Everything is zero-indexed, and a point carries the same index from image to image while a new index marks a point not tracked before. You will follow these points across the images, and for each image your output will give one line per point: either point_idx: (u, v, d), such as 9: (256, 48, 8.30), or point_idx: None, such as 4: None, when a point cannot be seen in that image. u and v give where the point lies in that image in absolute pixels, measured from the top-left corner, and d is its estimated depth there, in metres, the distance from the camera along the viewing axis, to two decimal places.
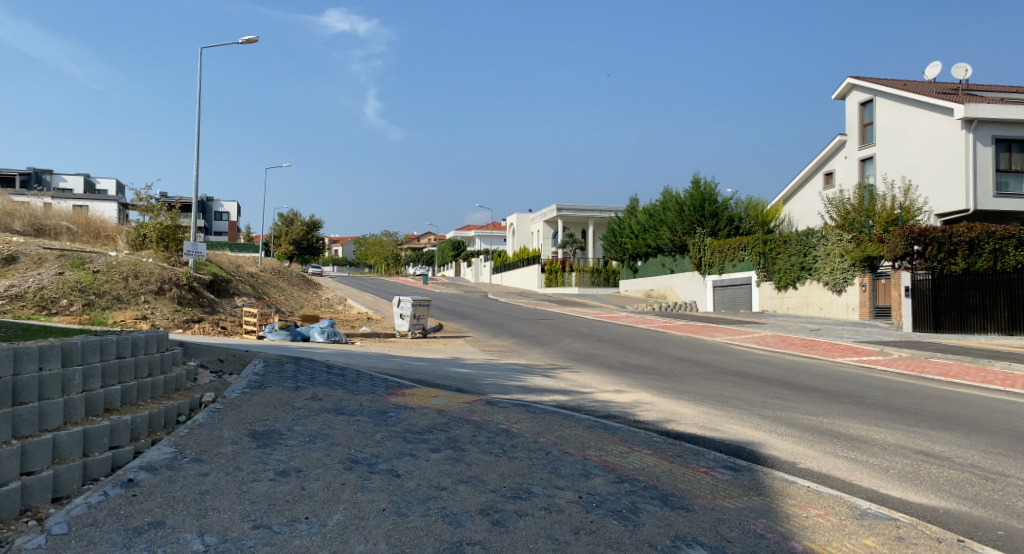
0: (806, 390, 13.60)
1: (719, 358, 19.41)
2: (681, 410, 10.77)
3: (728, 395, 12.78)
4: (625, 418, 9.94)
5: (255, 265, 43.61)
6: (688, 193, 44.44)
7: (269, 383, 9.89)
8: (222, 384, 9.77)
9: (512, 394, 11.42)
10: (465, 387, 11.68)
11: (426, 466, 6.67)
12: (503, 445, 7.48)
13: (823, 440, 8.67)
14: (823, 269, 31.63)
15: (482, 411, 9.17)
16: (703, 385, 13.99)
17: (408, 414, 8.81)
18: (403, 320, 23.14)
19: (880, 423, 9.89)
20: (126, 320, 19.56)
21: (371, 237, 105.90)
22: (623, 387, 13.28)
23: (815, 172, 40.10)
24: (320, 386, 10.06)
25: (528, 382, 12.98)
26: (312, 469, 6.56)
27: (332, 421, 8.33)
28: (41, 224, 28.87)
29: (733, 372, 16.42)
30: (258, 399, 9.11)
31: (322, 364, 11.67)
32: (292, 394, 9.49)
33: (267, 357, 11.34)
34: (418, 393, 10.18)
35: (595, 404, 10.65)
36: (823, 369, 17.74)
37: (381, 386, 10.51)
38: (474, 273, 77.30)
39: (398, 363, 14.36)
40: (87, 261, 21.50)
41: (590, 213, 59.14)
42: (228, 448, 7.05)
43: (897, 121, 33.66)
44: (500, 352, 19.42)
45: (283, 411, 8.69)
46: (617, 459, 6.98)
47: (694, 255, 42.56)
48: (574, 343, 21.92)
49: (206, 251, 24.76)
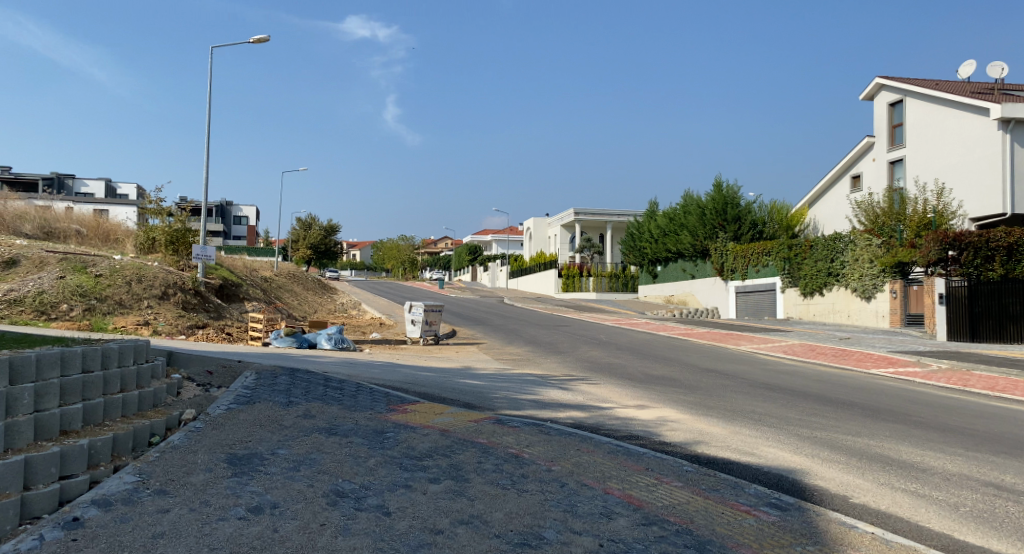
0: (844, 406, 12.56)
1: (745, 369, 18.39)
2: (711, 431, 9.80)
3: (760, 412, 11.77)
4: (649, 439, 9.00)
5: (270, 269, 42.98)
6: (710, 196, 43.32)
7: (258, 399, 9.03)
8: (208, 399, 8.93)
9: (524, 410, 10.51)
10: (473, 402, 10.78)
11: (423, 502, 5.78)
12: (511, 475, 6.57)
13: (875, 467, 7.67)
14: (851, 275, 30.49)
15: (490, 431, 8.28)
16: (732, 399, 12.98)
17: (407, 435, 7.94)
18: (414, 326, 22.32)
19: (933, 447, 8.88)
20: (127, 326, 18.82)
21: (389, 242, 105.38)
22: (645, 401, 12.33)
23: (842, 174, 38.88)
24: (315, 401, 9.20)
25: (542, 396, 12.09)
26: (290, 504, 5.68)
27: (324, 443, 7.48)
28: (51, 226, 28.35)
29: (763, 384, 15.39)
30: (244, 418, 8.24)
31: (321, 376, 10.83)
32: (282, 412, 8.61)
33: (260, 368, 10.49)
34: (421, 410, 9.30)
35: (616, 424, 9.74)
36: (858, 381, 16.67)
37: (381, 401, 9.65)
38: (490, 278, 76.45)
39: (404, 373, 13.51)
40: (90, 265, 20.80)
41: (608, 217, 58.10)
42: (198, 478, 6.19)
43: (929, 122, 32.42)
44: (514, 361, 18.51)
45: (269, 432, 7.82)
46: (643, 494, 6.05)
47: (716, 260, 41.47)
48: (593, 352, 20.94)
49: (215, 255, 24.06)
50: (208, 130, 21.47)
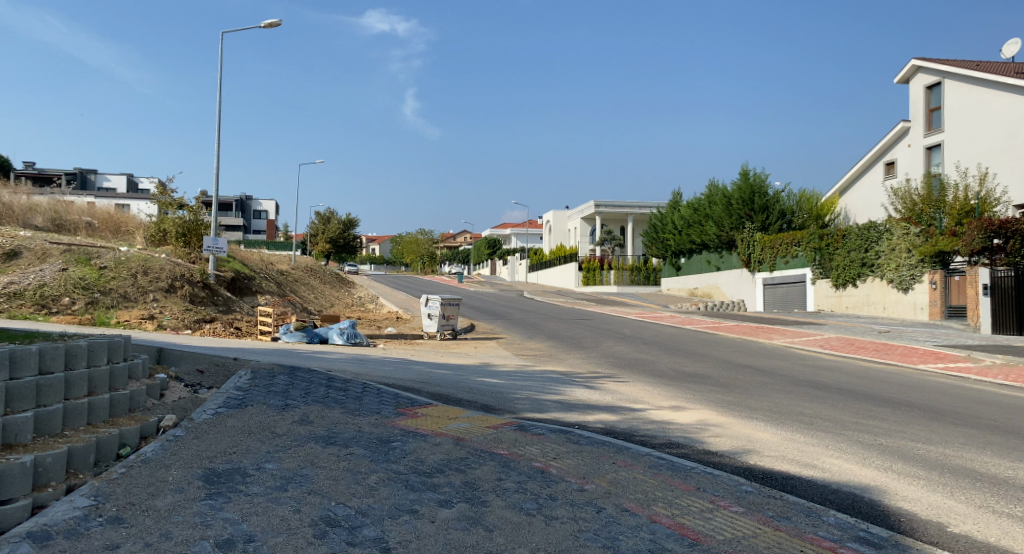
0: (902, 407, 11.48)
1: (783, 365, 17.26)
2: (762, 438, 8.74)
3: (812, 414, 10.65)
4: (694, 449, 7.94)
5: (287, 263, 42.23)
6: (736, 185, 41.68)
7: (250, 402, 8.02)
8: (196, 401, 7.93)
9: (548, 413, 9.47)
10: (492, 404, 9.74)
11: (430, 535, 4.82)
12: (538, 497, 5.56)
13: (962, 487, 6.63)
14: (887, 265, 29.12)
15: (511, 439, 7.23)
16: (776, 400, 11.85)
17: (416, 445, 6.91)
18: (430, 320, 21.35)
19: (1020, 458, 7.86)
20: (131, 320, 17.90)
21: (408, 236, 104.60)
22: (681, 401, 11.25)
23: (876, 161, 37.45)
24: (315, 405, 8.20)
25: (569, 396, 11.07)
26: (268, 536, 4.69)
27: (320, 455, 6.48)
28: (61, 218, 27.56)
29: (806, 382, 14.28)
30: (232, 425, 7.23)
31: (323, 374, 9.77)
32: (276, 417, 7.60)
33: (256, 367, 9.47)
34: (432, 414, 8.26)
35: (654, 430, 8.74)
36: (910, 378, 15.52)
37: (389, 403, 8.61)
38: (510, 271, 75.36)
39: (418, 371, 12.50)
40: (94, 256, 19.91)
41: (630, 209, 56.66)
42: (165, 499, 5.20)
43: (970, 104, 30.91)
44: (535, 357, 17.44)
45: (258, 442, 6.81)
46: (698, 524, 5.09)
47: (743, 251, 40.09)
48: (618, 347, 19.86)
49: (226, 247, 23.12)
50: (219, 117, 20.59)
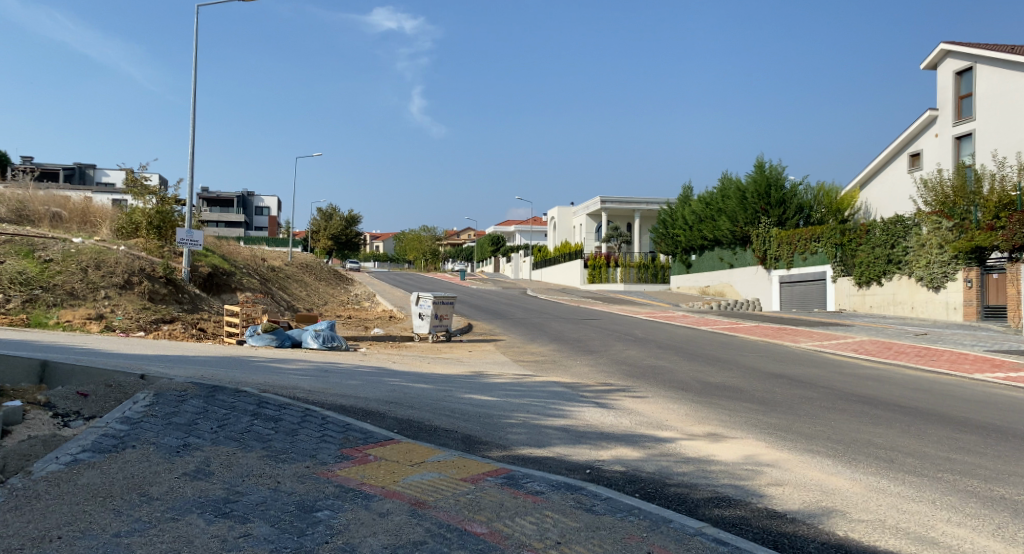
0: (990, 434, 9.17)
1: (822, 374, 14.93)
2: (841, 489, 6.39)
3: (887, 446, 8.32)
4: (755, 512, 5.62)
5: (281, 259, 40.03)
6: (751, 177, 39.15)
7: (132, 444, 5.69)
8: (52, 441, 5.61)
9: (550, 449, 7.13)
10: (478, 435, 7.43)
11: None
12: None
13: None
14: (915, 262, 26.70)
15: (495, 503, 4.95)
16: (833, 425, 9.47)
17: (350, 519, 4.60)
18: (422, 321, 19.03)
19: None
20: (73, 321, 15.67)
21: (410, 232, 102.13)
22: (718, 427, 8.90)
23: (900, 152, 34.90)
24: (225, 446, 5.89)
25: (579, 420, 8.77)
26: None
27: (197, 539, 4.20)
28: (23, 208, 25.32)
29: (856, 397, 11.95)
30: (85, 482, 4.90)
31: (253, 394, 7.44)
32: (158, 468, 5.28)
33: (164, 386, 7.15)
34: (388, 459, 5.95)
35: (697, 478, 6.46)
36: (975, 392, 13.15)
37: (331, 441, 6.30)
38: (515, 268, 72.76)
39: (391, 384, 10.18)
40: (39, 248, 17.69)
41: (637, 204, 54.17)
42: None
43: (1005, 91, 28.48)
44: (537, 365, 15.09)
45: (110, 512, 4.50)
46: None
47: (758, 247, 37.66)
48: (630, 351, 17.55)
49: (201, 239, 20.74)
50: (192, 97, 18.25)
